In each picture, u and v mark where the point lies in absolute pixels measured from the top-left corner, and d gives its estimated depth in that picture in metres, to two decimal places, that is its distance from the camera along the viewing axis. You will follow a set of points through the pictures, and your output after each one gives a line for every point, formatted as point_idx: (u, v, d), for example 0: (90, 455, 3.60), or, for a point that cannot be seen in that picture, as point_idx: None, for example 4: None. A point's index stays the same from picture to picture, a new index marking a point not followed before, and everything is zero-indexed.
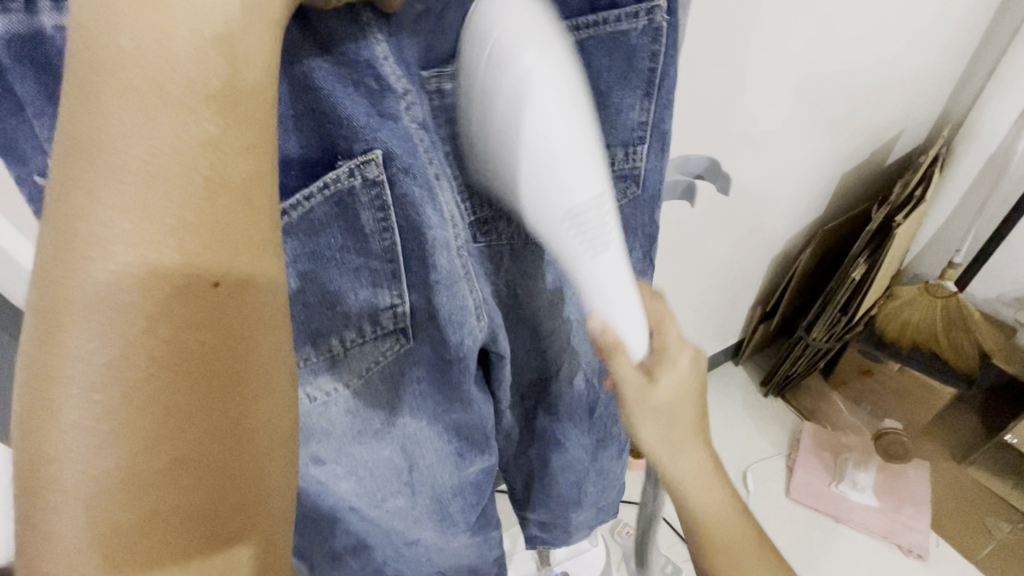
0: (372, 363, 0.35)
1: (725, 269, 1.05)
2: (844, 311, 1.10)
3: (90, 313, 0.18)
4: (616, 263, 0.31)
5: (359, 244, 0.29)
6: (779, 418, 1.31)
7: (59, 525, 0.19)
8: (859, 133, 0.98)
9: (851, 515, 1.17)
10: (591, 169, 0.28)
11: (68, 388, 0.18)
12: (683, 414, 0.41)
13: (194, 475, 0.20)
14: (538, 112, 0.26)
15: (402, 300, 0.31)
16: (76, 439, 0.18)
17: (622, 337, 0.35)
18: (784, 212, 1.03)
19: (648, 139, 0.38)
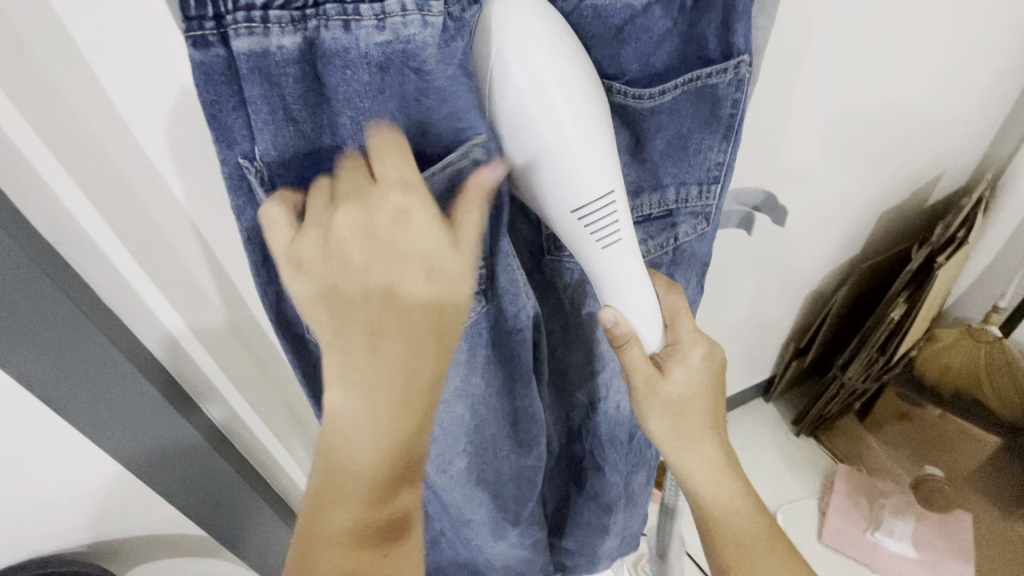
0: (453, 324, 0.37)
1: (759, 304, 1.05)
2: (882, 351, 1.08)
3: (362, 411, 0.32)
4: (626, 254, 0.35)
5: (445, 211, 0.34)
6: (811, 459, 1.28)
7: (336, 530, 0.34)
8: (900, 173, 0.98)
9: (886, 565, 1.13)
10: (600, 163, 0.32)
11: (351, 450, 0.33)
12: (695, 405, 0.46)
13: (395, 503, 0.35)
14: (545, 104, 0.30)
15: (484, 264, 0.36)
16: (351, 482, 0.34)
17: (633, 327, 0.39)
18: (821, 249, 1.03)
19: (722, 180, 0.41)
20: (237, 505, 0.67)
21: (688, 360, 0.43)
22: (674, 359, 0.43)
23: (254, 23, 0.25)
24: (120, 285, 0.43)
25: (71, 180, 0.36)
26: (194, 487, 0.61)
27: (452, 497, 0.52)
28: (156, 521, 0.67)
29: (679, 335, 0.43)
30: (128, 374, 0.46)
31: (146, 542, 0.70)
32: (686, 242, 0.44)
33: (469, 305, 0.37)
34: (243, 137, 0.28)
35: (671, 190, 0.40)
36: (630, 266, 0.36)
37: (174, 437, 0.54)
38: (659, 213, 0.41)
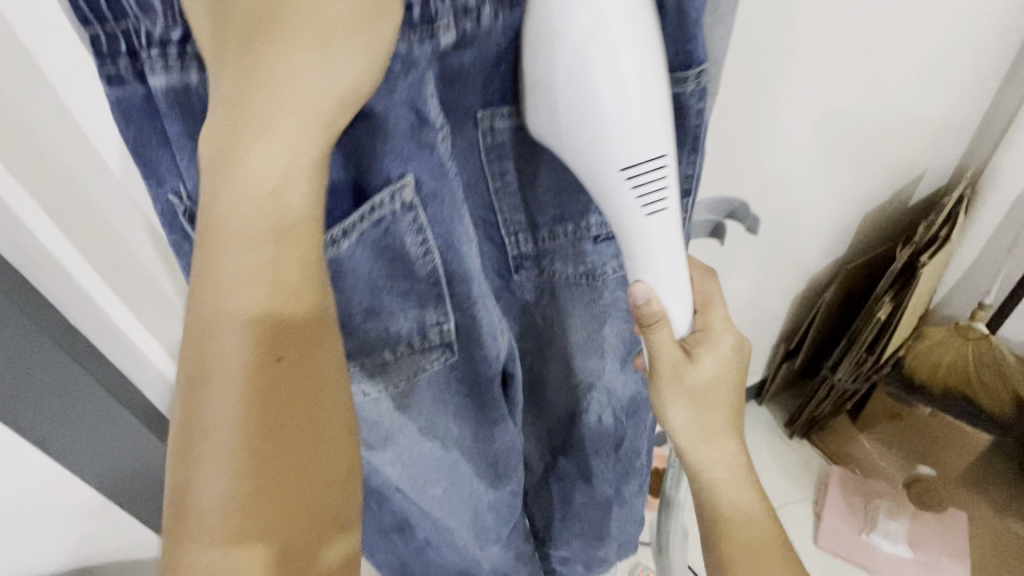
0: (419, 371, 0.37)
1: (747, 308, 1.06)
2: (871, 351, 1.08)
3: (230, 356, 0.26)
4: (670, 221, 0.34)
5: (407, 271, 0.32)
6: (805, 461, 1.28)
7: (202, 533, 0.26)
8: (881, 174, 0.99)
9: (883, 567, 1.13)
10: (655, 125, 0.30)
11: (213, 421, 0.26)
12: (721, 387, 0.45)
13: (283, 488, 0.27)
14: (607, 60, 0.27)
15: (446, 318, 0.34)
16: (212, 469, 0.26)
17: (666, 306, 0.38)
18: (805, 252, 1.03)
19: (692, 192, 0.41)
20: None
21: (717, 348, 0.43)
22: (704, 346, 0.43)
23: (167, 58, 0.24)
24: (91, 309, 0.43)
25: (40, 212, 0.36)
26: None
27: (434, 512, 0.52)
28: (135, 546, 0.66)
29: (709, 320, 0.44)
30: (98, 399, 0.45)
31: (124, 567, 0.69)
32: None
33: (437, 357, 0.36)
34: (170, 175, 0.28)
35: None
36: (670, 237, 0.35)
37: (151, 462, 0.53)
38: None
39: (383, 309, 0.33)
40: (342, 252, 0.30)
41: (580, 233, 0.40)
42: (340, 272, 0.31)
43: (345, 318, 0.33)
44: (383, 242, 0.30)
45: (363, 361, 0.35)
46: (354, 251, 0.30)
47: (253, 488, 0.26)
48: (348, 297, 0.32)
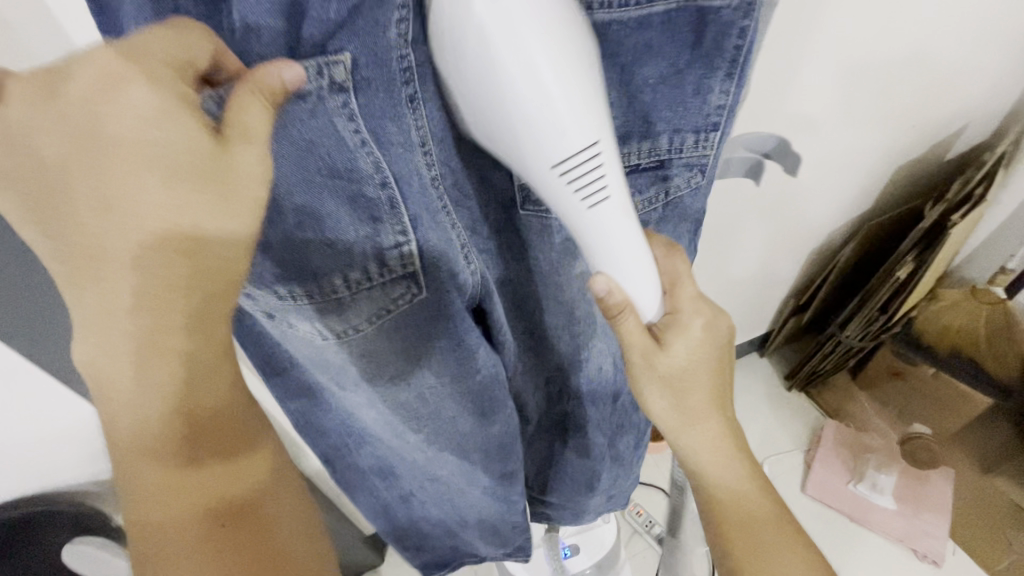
0: (381, 309, 0.35)
1: (763, 259, 1.04)
2: (883, 310, 1.06)
3: (121, 370, 0.31)
4: (616, 212, 0.33)
5: (347, 171, 0.27)
6: (800, 414, 1.30)
7: (144, 480, 0.36)
8: (919, 124, 0.92)
9: (867, 516, 1.16)
10: (583, 114, 0.28)
11: (123, 409, 0.33)
12: (697, 377, 0.44)
13: (207, 447, 0.36)
14: (520, 54, 0.25)
15: (406, 239, 0.31)
16: (133, 437, 0.34)
17: (631, 292, 0.38)
18: (826, 206, 0.99)
19: (722, 127, 0.37)
20: None
21: (687, 331, 0.42)
22: (672, 331, 0.41)
23: None
24: None
25: None
26: None
27: (414, 456, 0.54)
28: None
29: (678, 301, 0.42)
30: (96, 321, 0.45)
31: None
32: (678, 195, 0.41)
33: (400, 289, 0.33)
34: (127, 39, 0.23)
35: (664, 138, 0.37)
36: (621, 224, 0.34)
37: None
38: (650, 162, 0.38)
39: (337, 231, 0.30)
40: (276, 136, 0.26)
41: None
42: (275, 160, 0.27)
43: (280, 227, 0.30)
44: (314, 132, 0.26)
45: (320, 298, 0.33)
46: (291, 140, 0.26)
47: (173, 456, 0.35)
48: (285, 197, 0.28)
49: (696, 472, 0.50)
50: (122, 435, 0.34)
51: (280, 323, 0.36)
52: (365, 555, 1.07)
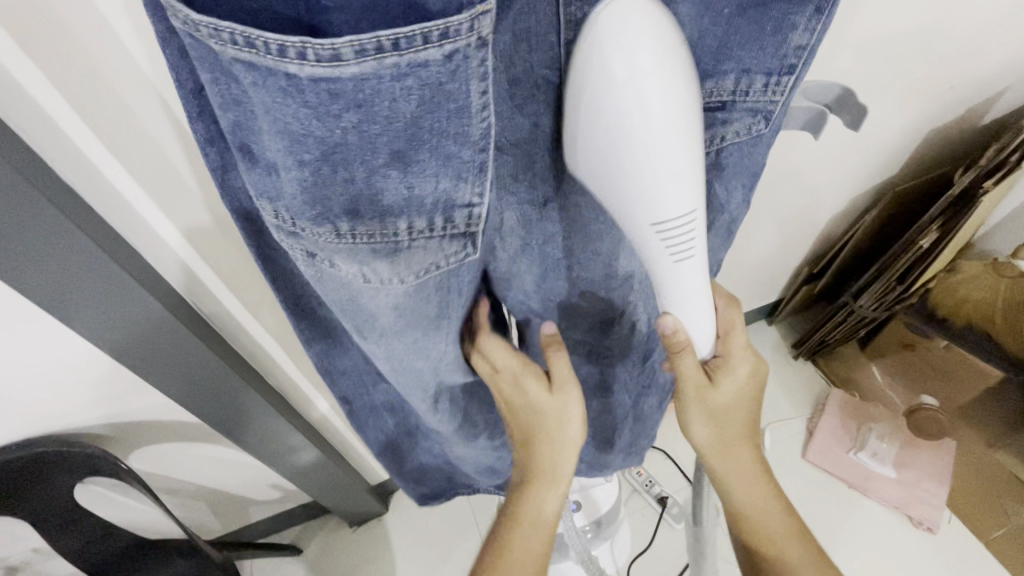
0: (431, 266, 0.34)
1: (780, 226, 1.02)
2: (902, 280, 1.04)
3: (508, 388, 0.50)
4: (695, 269, 0.37)
5: (458, 134, 0.26)
6: (806, 382, 1.31)
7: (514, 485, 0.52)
8: (957, 86, 0.86)
9: (866, 482, 1.17)
10: (690, 188, 0.33)
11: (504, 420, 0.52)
12: (738, 410, 0.51)
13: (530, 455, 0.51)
14: (654, 131, 0.30)
15: (480, 200, 0.30)
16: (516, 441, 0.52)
17: (691, 339, 0.43)
18: (849, 172, 0.95)
19: (796, 70, 0.35)
20: (238, 397, 0.68)
21: (735, 373, 0.48)
22: (723, 371, 0.48)
23: None
24: (87, 166, 0.42)
25: (24, 49, 0.34)
26: (189, 378, 0.60)
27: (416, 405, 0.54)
28: (158, 410, 0.69)
29: (730, 348, 0.48)
30: (104, 266, 0.44)
31: (147, 428, 0.72)
32: (734, 144, 0.38)
33: (455, 246, 0.33)
34: None
35: (732, 77, 0.35)
36: (697, 280, 0.38)
37: (160, 333, 0.53)
38: (710, 105, 0.36)
39: (419, 180, 0.28)
40: (388, 77, 0.23)
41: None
42: (378, 100, 0.24)
43: (360, 163, 0.26)
44: (434, 86, 0.24)
45: (370, 233, 0.30)
46: (406, 87, 0.23)
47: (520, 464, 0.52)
48: (379, 134, 0.25)
49: (730, 442, 0.52)
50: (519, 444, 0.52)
51: (319, 264, 0.32)
52: (371, 505, 1.09)
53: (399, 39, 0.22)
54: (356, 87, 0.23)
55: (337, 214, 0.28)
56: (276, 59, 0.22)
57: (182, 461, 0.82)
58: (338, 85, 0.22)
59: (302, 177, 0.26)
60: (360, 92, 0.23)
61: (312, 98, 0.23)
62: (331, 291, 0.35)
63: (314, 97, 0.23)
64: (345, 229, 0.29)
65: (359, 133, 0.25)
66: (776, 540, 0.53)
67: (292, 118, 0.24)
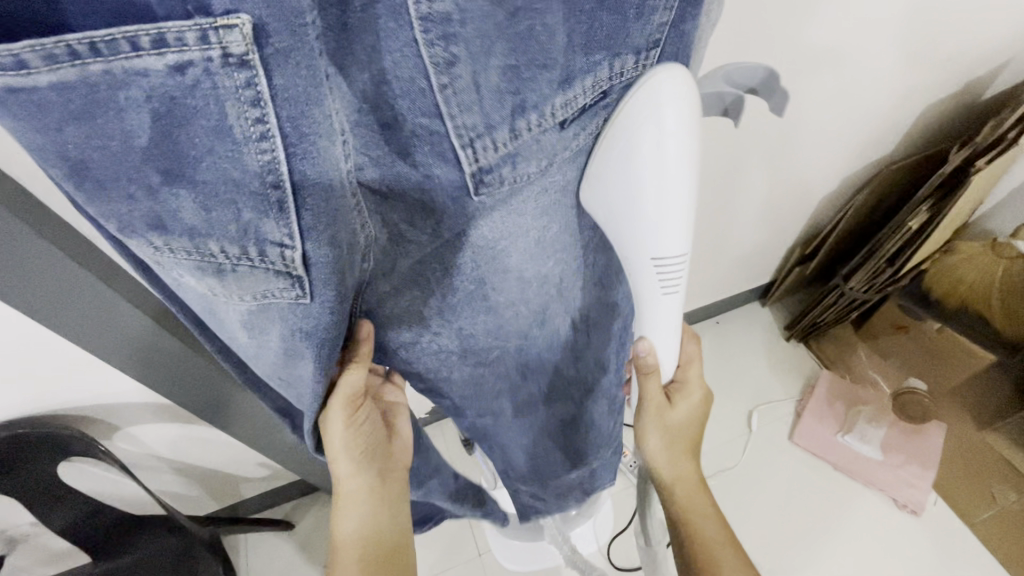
0: (265, 301, 0.28)
1: (766, 207, 1.00)
2: (891, 262, 1.02)
3: (346, 450, 0.49)
4: (675, 305, 0.42)
5: (233, 159, 0.23)
6: (797, 364, 1.30)
7: (343, 542, 0.52)
8: (954, 61, 0.82)
9: (852, 465, 1.16)
10: (683, 235, 0.37)
11: (345, 480, 0.51)
12: (688, 431, 0.56)
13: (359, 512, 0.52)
14: (662, 174, 0.34)
15: (292, 240, 0.26)
16: (351, 500, 0.51)
17: (659, 362, 0.48)
18: (837, 152, 0.93)
19: (662, 46, 0.33)
20: (212, 385, 0.68)
21: (689, 397, 0.54)
22: (680, 394, 0.53)
23: None
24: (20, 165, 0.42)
25: None
26: (157, 368, 0.61)
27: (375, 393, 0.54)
28: (131, 396, 0.70)
29: (688, 376, 0.53)
30: (47, 258, 0.43)
31: (124, 411, 0.73)
32: None
33: (280, 289, 0.27)
34: None
35: (604, 66, 0.32)
36: (673, 314, 0.43)
37: (116, 324, 0.53)
38: (591, 100, 0.33)
39: (211, 205, 0.24)
40: (105, 87, 0.20)
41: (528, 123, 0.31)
42: (104, 112, 0.20)
43: (127, 184, 0.22)
44: (175, 101, 0.21)
45: (183, 262, 0.26)
46: (133, 100, 0.20)
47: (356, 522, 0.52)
48: (126, 153, 0.21)
49: (673, 458, 0.57)
50: (346, 500, 0.52)
51: (162, 275, 0.28)
52: None
53: (109, 38, 0.19)
54: (66, 98, 0.19)
55: (135, 233, 0.24)
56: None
57: (167, 442, 0.85)
58: (40, 96, 0.19)
59: (75, 194, 0.23)
60: (73, 105, 0.20)
61: (20, 112, 0.19)
62: (192, 301, 0.30)
63: (20, 110, 0.19)
64: (155, 248, 0.25)
65: (101, 154, 0.21)
66: (708, 542, 0.57)
67: (16, 133, 0.20)
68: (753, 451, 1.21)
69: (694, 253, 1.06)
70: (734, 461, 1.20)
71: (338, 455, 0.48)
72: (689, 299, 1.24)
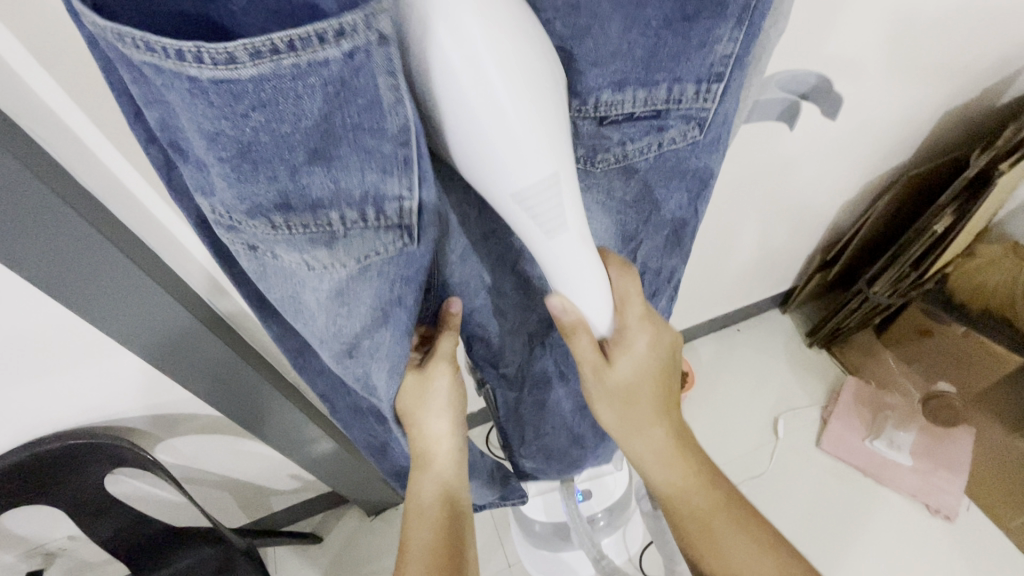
0: (370, 252, 0.32)
1: (789, 213, 1.02)
2: (916, 266, 1.03)
3: (431, 419, 0.50)
4: (572, 241, 0.36)
5: (374, 129, 0.26)
6: (820, 371, 1.30)
7: (414, 518, 0.51)
8: (973, 67, 0.84)
9: (883, 471, 1.16)
10: (546, 155, 0.30)
11: (425, 452, 0.52)
12: (643, 389, 0.49)
13: (434, 484, 0.52)
14: (495, 111, 0.27)
15: (410, 193, 0.30)
16: (429, 472, 0.52)
17: (582, 315, 0.43)
18: (858, 158, 0.95)
19: (726, 77, 0.36)
20: (255, 388, 0.70)
21: (631, 351, 0.47)
22: (620, 348, 0.47)
23: None
24: (104, 177, 0.44)
25: (46, 75, 0.37)
26: (205, 369, 0.62)
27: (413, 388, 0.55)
28: (179, 404, 0.72)
29: (626, 326, 0.46)
30: (116, 259, 0.45)
31: (166, 420, 0.74)
32: (672, 149, 0.39)
33: (391, 236, 0.32)
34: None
35: (664, 87, 0.35)
36: (577, 250, 0.37)
37: (175, 327, 0.54)
38: (645, 112, 0.36)
39: (342, 174, 0.27)
40: (289, 76, 0.22)
41: (585, 114, 0.35)
42: (283, 96, 0.23)
43: (279, 161, 0.25)
44: (340, 83, 0.23)
45: (305, 228, 0.29)
46: (308, 87, 0.23)
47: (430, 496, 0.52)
48: (292, 133, 0.24)
49: (627, 420, 0.50)
50: (423, 471, 0.52)
51: (262, 256, 0.31)
52: (388, 496, 1.11)
53: (302, 35, 0.21)
54: (258, 87, 0.22)
55: (267, 210, 0.27)
56: (176, 63, 0.20)
57: (204, 451, 0.85)
58: (239, 86, 0.22)
59: (227, 174, 0.25)
60: (263, 92, 0.22)
61: (217, 100, 0.22)
62: (273, 287, 0.34)
63: (218, 98, 0.22)
64: (278, 221, 0.28)
65: (270, 134, 0.24)
66: (698, 511, 0.52)
67: (204, 119, 0.23)
68: (780, 458, 1.20)
69: (718, 260, 1.07)
70: (761, 468, 1.19)
71: (424, 421, 0.50)
72: (710, 305, 1.25)
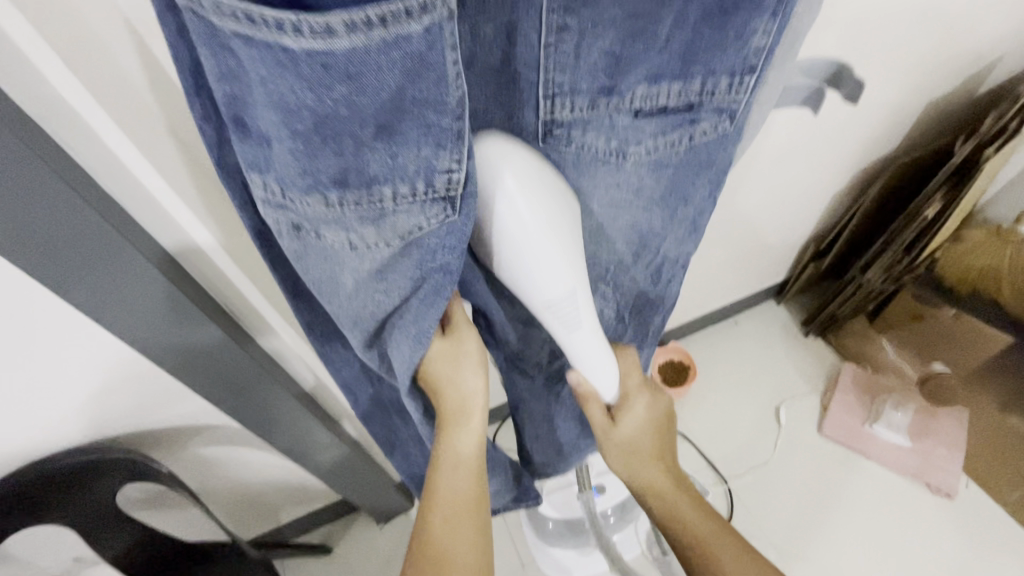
0: (413, 229, 0.32)
1: (785, 205, 1.04)
2: (908, 251, 1.06)
3: (464, 377, 0.47)
4: (588, 337, 0.43)
5: (433, 100, 0.26)
6: (816, 358, 1.33)
7: (455, 483, 0.51)
8: (953, 59, 0.87)
9: (881, 453, 1.19)
10: (564, 271, 0.37)
11: (460, 413, 0.49)
12: (642, 444, 0.55)
13: (471, 445, 0.51)
14: (534, 245, 0.35)
15: (459, 163, 0.29)
16: (466, 433, 0.51)
17: (596, 389, 0.50)
18: (849, 148, 0.98)
19: (758, 70, 0.36)
20: (267, 394, 0.68)
21: (634, 410, 0.53)
22: (624, 411, 0.53)
23: None
24: (123, 180, 0.44)
25: (67, 76, 0.36)
26: (218, 376, 0.61)
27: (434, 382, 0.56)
28: (190, 415, 0.70)
29: (629, 390, 0.53)
30: (123, 254, 0.44)
31: (177, 432, 0.73)
32: (703, 143, 0.40)
33: (434, 212, 0.31)
34: None
35: (699, 79, 0.36)
36: (593, 342, 0.44)
37: (193, 332, 0.54)
38: (679, 105, 0.37)
39: (400, 148, 0.28)
40: (374, 50, 0.23)
41: (621, 108, 0.36)
42: (368, 71, 0.24)
43: (349, 135, 0.26)
44: (416, 58, 0.24)
45: (357, 202, 0.29)
46: (389, 61, 0.24)
47: (467, 461, 0.51)
48: (368, 106, 0.25)
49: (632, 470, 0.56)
50: (458, 433, 0.50)
51: (305, 237, 0.32)
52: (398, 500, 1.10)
53: (389, 13, 0.22)
54: (348, 59, 0.23)
55: (325, 184, 0.28)
56: (274, 35, 0.21)
57: (214, 465, 0.84)
58: (331, 58, 0.23)
59: (296, 148, 0.26)
60: (351, 65, 0.23)
61: (308, 71, 0.23)
62: (311, 267, 0.34)
63: (309, 70, 0.23)
64: (330, 198, 0.29)
65: (349, 106, 0.25)
66: (702, 540, 0.54)
67: (290, 91, 0.24)
68: (784, 446, 1.22)
69: (719, 252, 1.09)
70: (766, 457, 1.21)
71: (457, 382, 0.47)
72: (709, 298, 1.26)
